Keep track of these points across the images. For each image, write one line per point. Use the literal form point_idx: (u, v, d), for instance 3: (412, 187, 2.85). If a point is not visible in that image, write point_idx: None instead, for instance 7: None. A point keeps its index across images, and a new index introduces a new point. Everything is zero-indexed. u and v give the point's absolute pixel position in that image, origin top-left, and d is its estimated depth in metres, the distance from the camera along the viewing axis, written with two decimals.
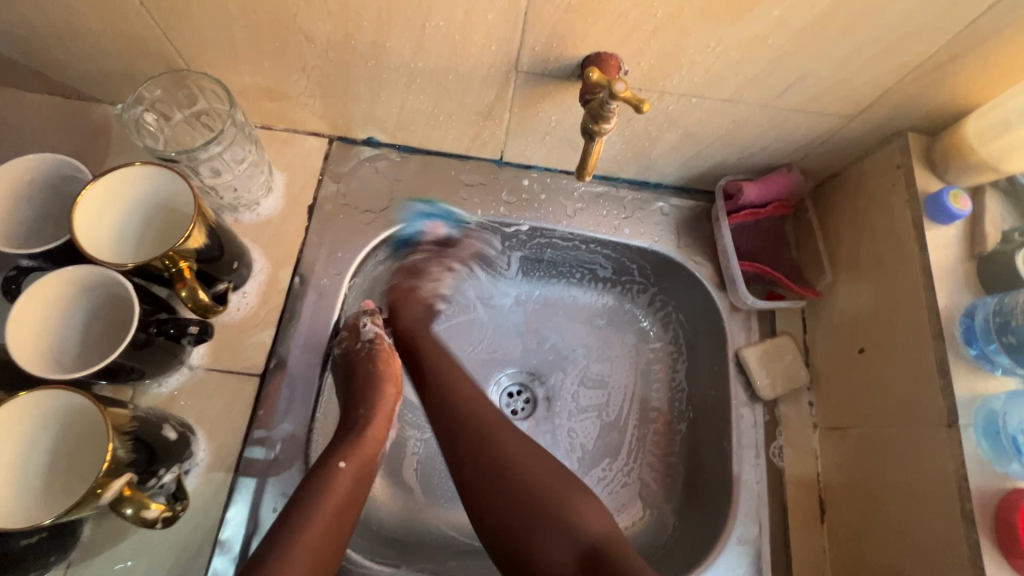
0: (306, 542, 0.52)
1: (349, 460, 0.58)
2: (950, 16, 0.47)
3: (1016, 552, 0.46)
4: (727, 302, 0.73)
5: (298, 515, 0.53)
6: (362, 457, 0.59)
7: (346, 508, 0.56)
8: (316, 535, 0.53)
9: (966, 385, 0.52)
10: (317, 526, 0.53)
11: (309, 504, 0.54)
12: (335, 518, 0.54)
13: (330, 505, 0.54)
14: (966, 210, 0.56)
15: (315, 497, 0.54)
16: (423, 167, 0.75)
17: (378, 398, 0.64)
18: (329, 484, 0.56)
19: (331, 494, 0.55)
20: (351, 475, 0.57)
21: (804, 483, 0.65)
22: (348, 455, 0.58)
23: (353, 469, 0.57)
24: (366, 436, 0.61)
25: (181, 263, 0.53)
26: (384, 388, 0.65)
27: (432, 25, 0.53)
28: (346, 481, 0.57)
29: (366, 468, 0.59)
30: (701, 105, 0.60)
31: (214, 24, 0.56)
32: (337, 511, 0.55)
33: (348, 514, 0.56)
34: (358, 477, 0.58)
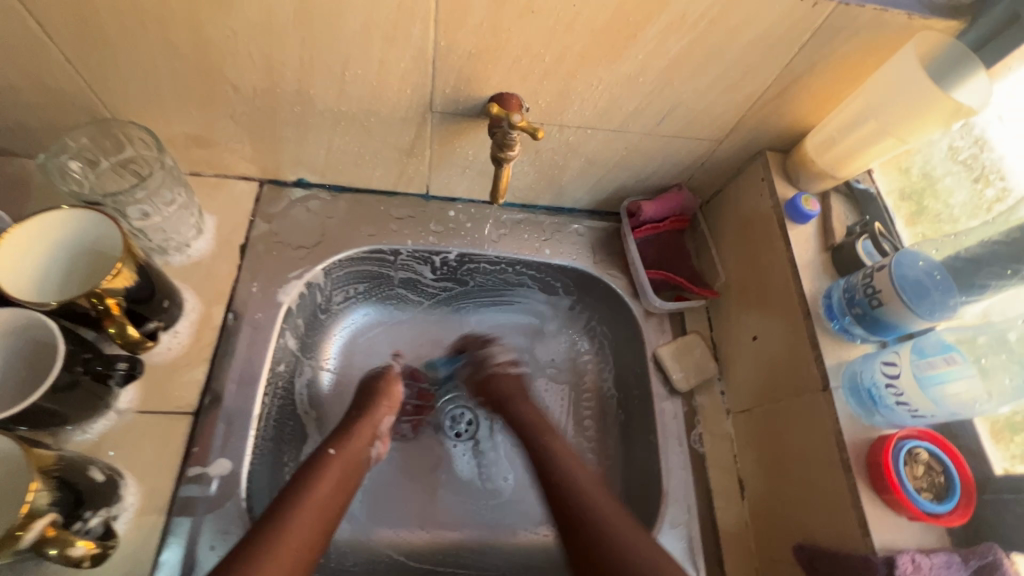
0: (296, 525, 0.56)
1: (337, 448, 0.66)
2: (773, 57, 0.59)
3: (885, 488, 0.53)
4: (642, 308, 0.81)
5: (290, 500, 0.58)
6: (351, 449, 0.66)
7: (334, 495, 0.61)
8: (312, 512, 0.58)
9: (833, 353, 0.61)
10: (307, 508, 0.58)
11: (302, 488, 0.59)
12: (326, 502, 0.60)
13: (320, 490, 0.60)
14: (815, 210, 0.67)
15: (311, 480, 0.60)
16: (353, 204, 0.80)
17: (373, 409, 0.72)
18: (318, 475, 0.61)
19: (321, 481, 0.61)
20: (339, 464, 0.64)
21: (724, 465, 0.72)
22: (338, 446, 0.66)
23: (341, 461, 0.64)
24: (358, 431, 0.69)
25: (108, 301, 0.54)
26: (378, 402, 0.73)
27: (351, 73, 0.60)
28: (334, 472, 0.63)
29: (352, 460, 0.65)
30: (596, 135, 0.70)
31: (141, 76, 0.59)
32: (325, 496, 0.60)
33: (335, 503, 0.61)
34: (345, 468, 0.64)
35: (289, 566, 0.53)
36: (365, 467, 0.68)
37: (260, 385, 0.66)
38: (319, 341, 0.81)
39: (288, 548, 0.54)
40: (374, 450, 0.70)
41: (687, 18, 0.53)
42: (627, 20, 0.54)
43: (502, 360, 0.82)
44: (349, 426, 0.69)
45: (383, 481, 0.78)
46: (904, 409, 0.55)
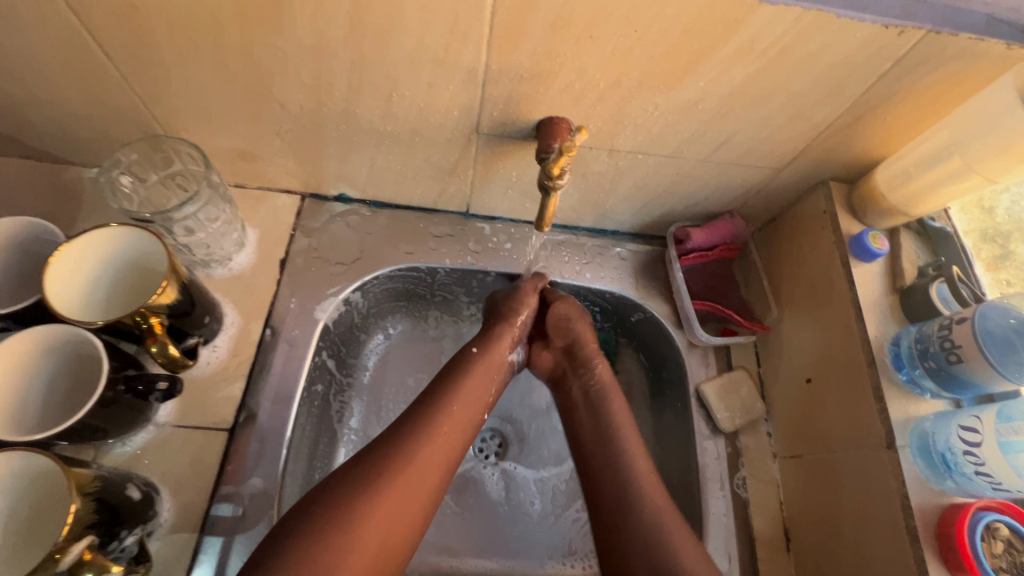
0: (429, 449, 0.56)
1: (477, 345, 0.68)
2: (848, 86, 0.54)
3: (958, 565, 0.50)
4: (685, 339, 0.77)
5: (428, 420, 0.58)
6: (490, 349, 0.68)
7: (472, 415, 0.62)
8: (461, 400, 0.61)
9: (899, 409, 0.57)
10: (441, 433, 0.58)
11: (455, 381, 0.63)
12: (473, 397, 0.62)
13: (456, 414, 0.60)
14: (884, 248, 0.63)
15: (460, 373, 0.64)
16: (393, 220, 0.79)
17: (503, 333, 0.70)
18: (451, 403, 0.61)
19: (457, 411, 0.60)
20: (478, 362, 0.66)
21: (768, 513, 0.68)
22: (479, 344, 0.68)
23: (479, 359, 0.66)
24: (499, 340, 0.69)
25: (152, 319, 0.54)
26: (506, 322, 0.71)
27: (399, 94, 0.58)
28: (480, 387, 0.64)
29: (490, 360, 0.67)
30: (647, 161, 0.67)
31: (193, 92, 0.59)
32: (462, 414, 0.61)
33: (473, 417, 0.62)
34: (484, 373, 0.65)
35: (418, 496, 0.53)
36: (501, 373, 0.68)
37: (294, 405, 0.66)
38: (354, 357, 0.80)
39: (419, 483, 0.54)
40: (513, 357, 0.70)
41: (755, 45, 0.50)
42: (689, 48, 0.50)
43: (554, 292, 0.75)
44: (490, 330, 0.70)
45: None
46: (985, 480, 0.51)
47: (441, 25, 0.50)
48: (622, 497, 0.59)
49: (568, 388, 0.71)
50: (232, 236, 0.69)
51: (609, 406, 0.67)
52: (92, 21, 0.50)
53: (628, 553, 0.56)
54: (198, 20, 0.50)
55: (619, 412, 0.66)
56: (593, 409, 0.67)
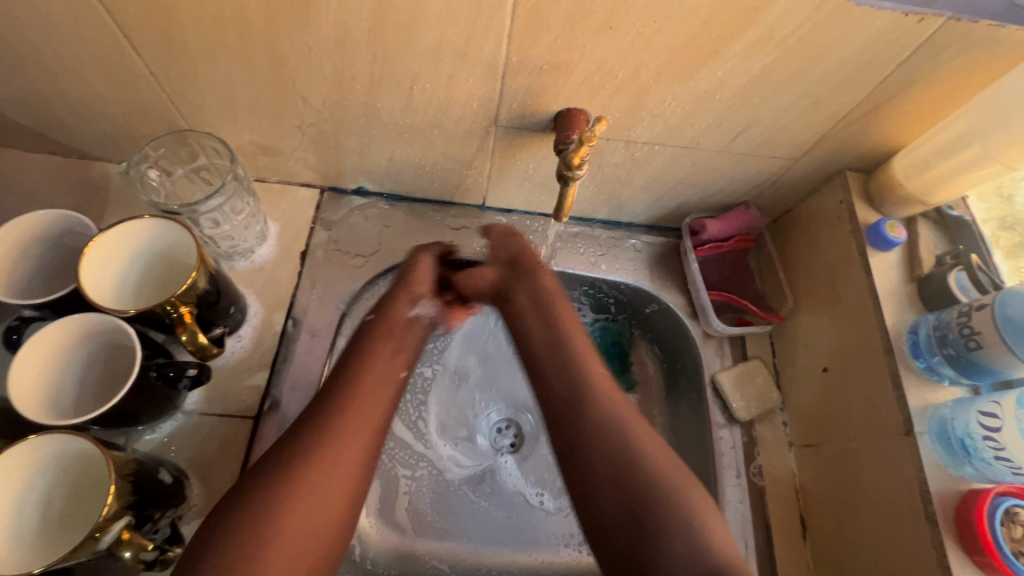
0: (355, 416, 0.56)
1: (373, 312, 0.67)
2: (867, 75, 0.54)
3: (977, 549, 0.50)
4: (700, 329, 0.78)
5: (347, 385, 0.58)
6: (388, 312, 0.66)
7: (387, 377, 0.60)
8: (377, 363, 0.60)
9: (917, 396, 0.57)
10: (365, 398, 0.57)
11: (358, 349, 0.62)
12: (387, 365, 0.61)
13: (373, 375, 0.59)
14: (901, 237, 0.63)
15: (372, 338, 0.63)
16: (410, 214, 0.80)
17: (394, 297, 0.67)
18: (365, 370, 0.59)
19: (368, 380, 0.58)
20: (382, 327, 0.64)
21: (785, 501, 0.68)
22: (374, 311, 0.67)
23: (380, 325, 0.65)
24: (397, 302, 0.67)
25: (182, 308, 0.55)
26: (402, 291, 0.68)
27: (419, 86, 0.59)
28: (386, 351, 0.62)
29: (393, 320, 0.65)
30: (663, 152, 0.67)
31: (218, 87, 0.61)
32: (381, 377, 0.60)
33: (395, 379, 0.61)
34: (383, 336, 0.64)
35: (345, 462, 0.53)
36: (410, 332, 0.66)
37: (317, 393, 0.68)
38: None
39: (342, 463, 0.53)
40: (420, 312, 0.68)
41: (774, 34, 0.50)
42: (708, 38, 0.51)
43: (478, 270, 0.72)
44: (387, 295, 0.68)
45: (430, 487, 0.78)
46: (1004, 465, 0.51)
47: (463, 18, 0.50)
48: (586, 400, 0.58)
49: (513, 299, 0.69)
50: (256, 228, 0.71)
51: (557, 313, 0.66)
52: (124, 18, 0.52)
53: (590, 466, 0.55)
54: (225, 15, 0.51)
55: (564, 314, 0.66)
56: (540, 312, 0.66)
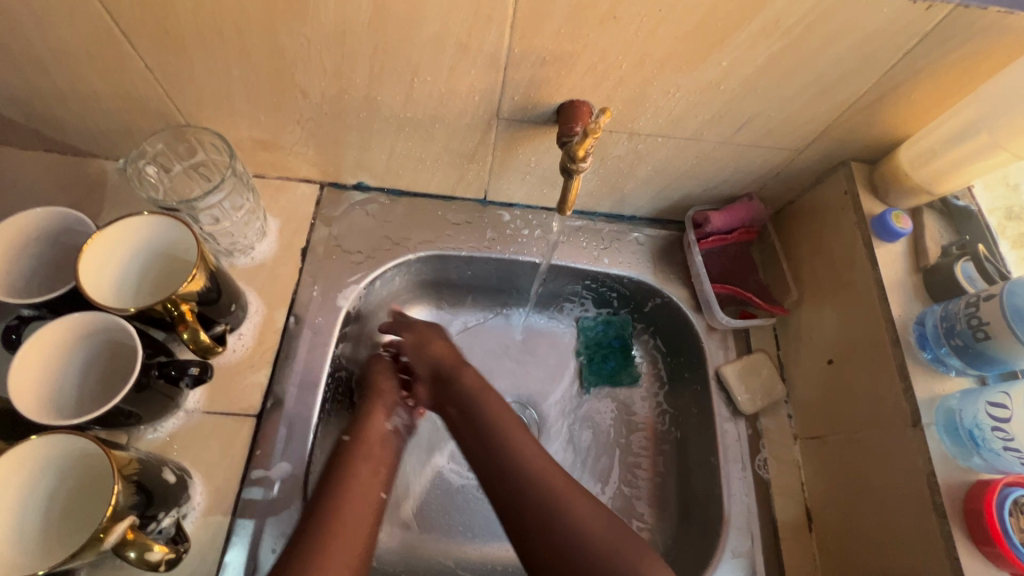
0: (344, 536, 0.54)
1: (349, 432, 0.65)
2: (874, 63, 0.54)
3: (986, 540, 0.50)
4: (704, 323, 0.77)
5: (334, 501, 0.57)
6: (366, 430, 0.65)
7: (368, 494, 0.59)
8: (358, 485, 0.59)
9: (925, 387, 0.57)
10: (354, 514, 0.56)
11: (332, 475, 0.59)
12: (364, 482, 0.59)
13: (361, 495, 0.58)
14: (907, 228, 0.63)
15: (345, 463, 0.61)
16: (412, 209, 0.79)
17: (371, 413, 0.67)
18: (344, 486, 0.58)
19: (347, 498, 0.57)
20: (356, 452, 0.62)
21: (790, 494, 0.68)
22: (349, 431, 0.65)
23: (355, 445, 0.63)
24: (369, 428, 0.65)
25: (183, 306, 0.55)
26: (374, 402, 0.68)
27: (420, 79, 0.58)
28: (365, 475, 0.60)
29: (369, 441, 0.64)
30: (667, 144, 0.67)
31: (216, 82, 0.60)
32: (361, 495, 0.58)
33: (375, 500, 0.59)
34: (365, 455, 0.62)
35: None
36: (388, 442, 0.66)
37: (319, 390, 0.67)
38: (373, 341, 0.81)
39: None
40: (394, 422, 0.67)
41: (780, 23, 0.49)
42: (714, 27, 0.50)
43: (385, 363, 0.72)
44: (358, 414, 0.67)
45: (433, 487, 0.78)
46: (1013, 455, 0.51)
47: (464, 8, 0.50)
48: (543, 503, 0.57)
49: (444, 410, 0.68)
50: (256, 224, 0.70)
51: (483, 412, 0.64)
52: (119, 11, 0.51)
53: None
54: (222, 8, 0.51)
55: (495, 410, 0.64)
56: (465, 412, 0.65)
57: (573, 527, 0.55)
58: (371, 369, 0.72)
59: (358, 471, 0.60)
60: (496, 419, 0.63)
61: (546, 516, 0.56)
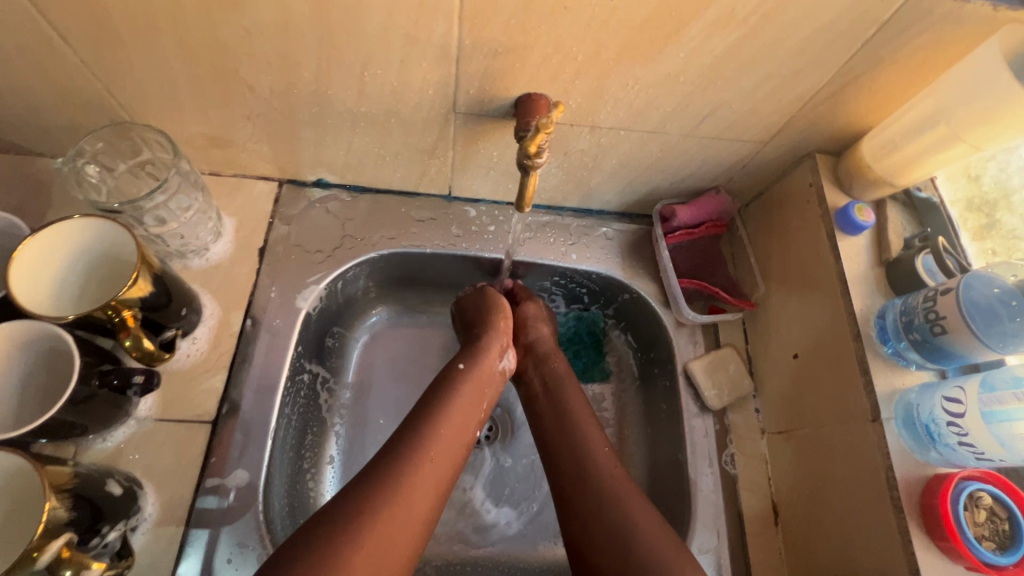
0: (429, 465, 0.54)
1: (464, 362, 0.66)
2: (832, 54, 0.53)
3: (941, 534, 0.50)
4: (672, 318, 0.76)
5: (426, 429, 0.56)
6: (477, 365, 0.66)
7: (466, 421, 0.60)
8: (462, 410, 0.60)
9: (885, 381, 0.57)
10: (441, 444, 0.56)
11: (437, 400, 0.60)
12: (466, 413, 0.60)
13: (450, 432, 0.57)
14: (870, 221, 0.63)
15: (448, 390, 0.61)
16: (374, 206, 0.77)
17: (485, 344, 0.68)
18: (443, 412, 0.59)
19: (450, 423, 0.58)
20: (469, 379, 0.64)
21: (757, 489, 0.68)
22: (466, 360, 0.66)
23: (470, 376, 0.64)
24: (480, 351, 0.67)
25: (124, 312, 0.53)
26: (495, 335, 0.70)
27: (371, 73, 0.56)
28: (468, 403, 0.61)
29: (482, 376, 0.65)
30: (630, 137, 0.65)
31: (158, 76, 0.57)
32: (455, 427, 0.58)
33: (466, 434, 0.59)
34: (474, 387, 0.63)
35: (409, 522, 0.50)
36: (495, 383, 0.67)
37: (277, 394, 0.65)
38: (337, 342, 0.80)
39: (412, 511, 0.50)
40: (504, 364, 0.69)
41: (735, 13, 0.48)
42: (667, 18, 0.49)
43: (540, 326, 0.76)
44: (477, 343, 0.69)
45: None
46: (968, 450, 0.51)
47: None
48: (599, 494, 0.57)
49: (527, 382, 0.72)
50: (210, 224, 0.68)
51: (567, 400, 0.67)
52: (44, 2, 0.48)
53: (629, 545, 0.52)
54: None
55: (575, 404, 0.67)
56: (551, 398, 0.68)
57: (625, 519, 0.54)
58: (483, 297, 0.74)
59: (459, 400, 0.61)
60: (569, 406, 0.66)
61: (600, 506, 0.56)
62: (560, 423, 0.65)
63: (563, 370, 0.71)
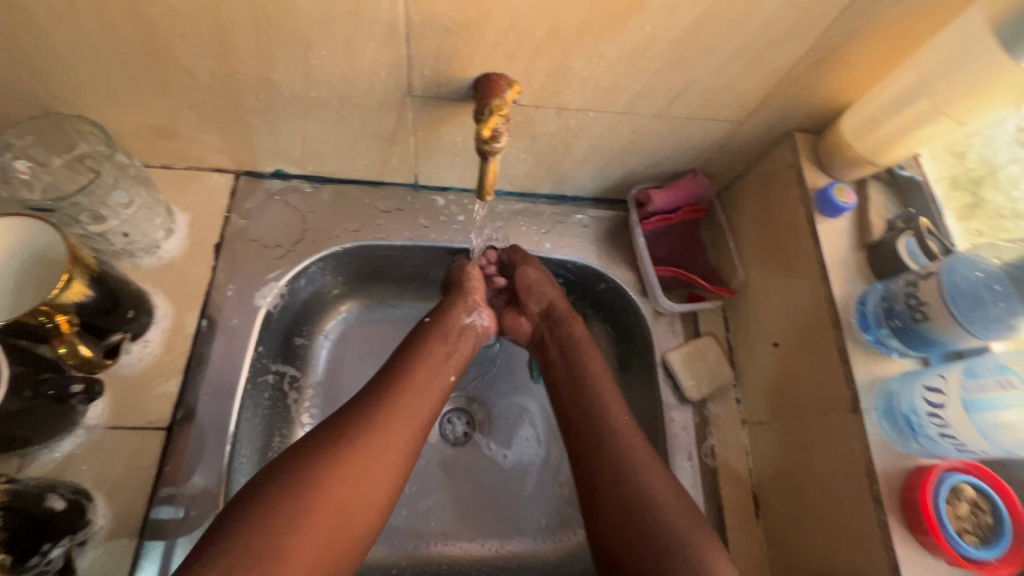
0: (396, 414, 0.54)
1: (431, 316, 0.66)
2: (809, 23, 0.49)
3: (921, 529, 0.48)
4: (650, 307, 0.74)
5: (393, 385, 0.56)
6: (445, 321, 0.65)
7: (435, 378, 0.59)
8: (430, 364, 0.59)
9: (866, 370, 0.54)
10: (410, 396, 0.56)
11: (402, 358, 0.59)
12: (435, 367, 0.60)
13: (419, 383, 0.57)
14: (850, 203, 0.59)
15: (413, 346, 0.61)
16: (337, 197, 0.74)
17: (458, 304, 0.67)
18: (413, 365, 0.58)
19: (413, 393, 0.56)
20: (436, 335, 0.63)
21: (738, 481, 0.66)
22: (434, 316, 0.66)
23: (437, 332, 0.63)
24: (450, 310, 0.66)
25: (58, 317, 0.49)
26: (467, 294, 0.69)
27: (316, 55, 0.52)
28: (436, 359, 0.60)
29: (451, 331, 0.64)
30: (599, 118, 0.62)
31: (86, 62, 0.53)
32: (426, 380, 0.58)
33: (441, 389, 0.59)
34: (441, 344, 0.62)
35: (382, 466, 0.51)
36: (468, 339, 0.66)
37: (236, 396, 0.63)
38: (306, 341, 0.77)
39: (380, 460, 0.51)
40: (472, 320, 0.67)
41: None
42: None
43: (548, 285, 0.70)
44: (444, 303, 0.68)
45: None
46: (949, 442, 0.49)
47: None
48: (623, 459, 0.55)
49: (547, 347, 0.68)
50: (158, 218, 0.64)
51: (583, 362, 0.64)
52: None
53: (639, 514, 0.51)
54: None
55: (593, 366, 0.63)
56: (568, 363, 0.65)
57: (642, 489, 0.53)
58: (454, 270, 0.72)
59: (427, 355, 0.60)
60: (586, 369, 0.63)
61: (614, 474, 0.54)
62: (577, 389, 0.62)
63: (575, 333, 0.67)
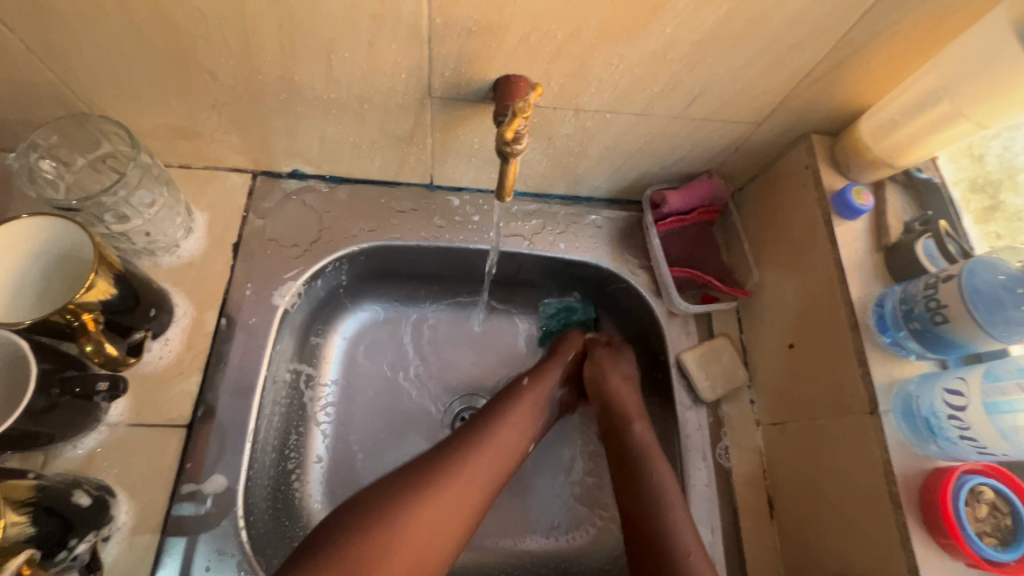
0: (479, 468, 0.57)
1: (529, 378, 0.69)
2: (828, 27, 0.49)
3: (941, 531, 0.48)
4: (664, 308, 0.74)
5: (478, 439, 0.59)
6: (539, 387, 0.68)
7: (514, 442, 0.61)
8: (516, 426, 0.63)
9: (883, 372, 0.54)
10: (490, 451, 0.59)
11: (492, 415, 0.63)
12: (519, 430, 0.63)
13: (503, 440, 0.60)
14: (869, 204, 0.60)
15: (508, 401, 0.65)
16: (353, 196, 0.74)
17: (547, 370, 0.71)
18: (501, 424, 0.61)
19: (493, 451, 0.59)
20: (528, 396, 0.66)
21: (752, 482, 0.67)
22: (531, 377, 0.69)
23: (531, 393, 0.67)
24: (544, 371, 0.70)
25: (84, 315, 0.50)
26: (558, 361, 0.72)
27: (338, 56, 0.53)
28: (520, 426, 0.63)
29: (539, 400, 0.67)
30: (617, 120, 0.62)
31: (111, 64, 0.54)
32: (509, 436, 0.61)
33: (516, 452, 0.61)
34: (529, 408, 0.65)
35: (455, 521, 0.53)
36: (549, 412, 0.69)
37: (254, 394, 0.63)
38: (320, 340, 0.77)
39: (454, 515, 0.53)
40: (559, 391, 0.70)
41: None
42: None
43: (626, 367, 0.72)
44: (542, 365, 0.71)
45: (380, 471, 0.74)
46: (969, 444, 0.49)
47: None
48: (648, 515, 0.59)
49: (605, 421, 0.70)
50: (179, 217, 0.65)
51: (635, 433, 0.66)
52: None
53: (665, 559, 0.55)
54: None
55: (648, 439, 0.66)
56: (617, 439, 0.67)
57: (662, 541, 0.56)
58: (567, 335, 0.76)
59: (514, 415, 0.63)
60: (646, 447, 0.64)
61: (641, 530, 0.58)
62: (625, 463, 0.64)
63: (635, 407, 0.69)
